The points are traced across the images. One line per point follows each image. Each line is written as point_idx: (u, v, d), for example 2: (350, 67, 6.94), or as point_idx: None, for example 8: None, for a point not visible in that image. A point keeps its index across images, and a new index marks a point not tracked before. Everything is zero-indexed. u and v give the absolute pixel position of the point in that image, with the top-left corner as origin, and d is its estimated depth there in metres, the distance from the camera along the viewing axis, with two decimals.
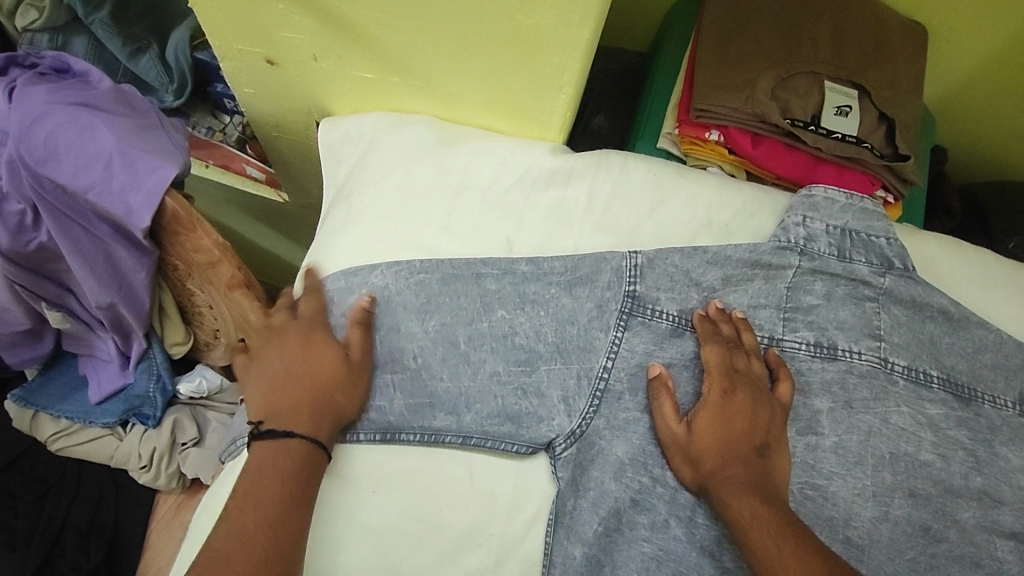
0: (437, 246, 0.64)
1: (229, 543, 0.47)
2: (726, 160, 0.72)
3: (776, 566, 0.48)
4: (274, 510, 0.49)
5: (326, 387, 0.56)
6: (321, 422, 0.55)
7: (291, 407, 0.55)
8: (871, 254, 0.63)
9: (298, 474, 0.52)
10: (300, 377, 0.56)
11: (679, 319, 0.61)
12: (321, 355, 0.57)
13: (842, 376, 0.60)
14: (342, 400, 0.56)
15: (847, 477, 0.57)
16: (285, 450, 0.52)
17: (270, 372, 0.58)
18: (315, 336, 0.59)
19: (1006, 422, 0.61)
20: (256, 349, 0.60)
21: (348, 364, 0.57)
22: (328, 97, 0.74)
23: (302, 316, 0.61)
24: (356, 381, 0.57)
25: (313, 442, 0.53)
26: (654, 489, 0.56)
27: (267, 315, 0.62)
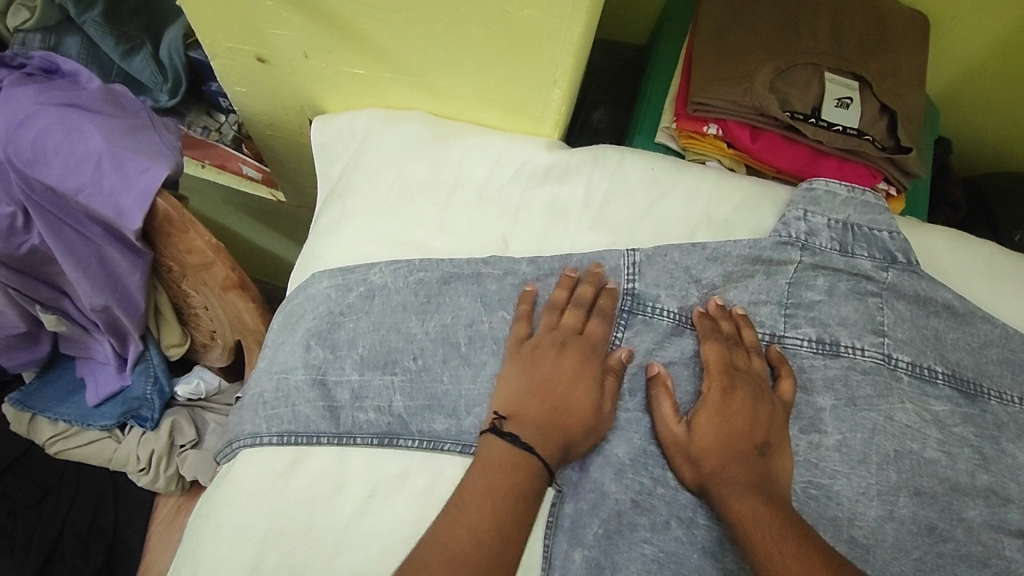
0: (435, 245, 0.63)
1: (461, 537, 0.48)
2: (725, 154, 0.71)
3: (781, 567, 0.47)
4: (506, 521, 0.49)
5: (567, 420, 0.54)
6: (556, 450, 0.53)
7: (536, 426, 0.54)
8: (873, 248, 0.62)
9: (520, 490, 0.51)
10: (554, 401, 0.55)
11: (679, 316, 0.60)
12: (582, 391, 0.55)
13: (846, 372, 0.59)
14: (577, 441, 0.54)
15: (851, 475, 0.56)
16: (519, 465, 0.52)
17: (537, 375, 0.56)
18: (591, 367, 0.56)
19: (1013, 418, 0.60)
20: (524, 340, 0.57)
21: (598, 413, 0.55)
22: (322, 95, 0.73)
23: (587, 337, 0.57)
24: (597, 428, 0.55)
25: (543, 469, 0.52)
26: (656, 491, 0.55)
27: (556, 314, 0.58)
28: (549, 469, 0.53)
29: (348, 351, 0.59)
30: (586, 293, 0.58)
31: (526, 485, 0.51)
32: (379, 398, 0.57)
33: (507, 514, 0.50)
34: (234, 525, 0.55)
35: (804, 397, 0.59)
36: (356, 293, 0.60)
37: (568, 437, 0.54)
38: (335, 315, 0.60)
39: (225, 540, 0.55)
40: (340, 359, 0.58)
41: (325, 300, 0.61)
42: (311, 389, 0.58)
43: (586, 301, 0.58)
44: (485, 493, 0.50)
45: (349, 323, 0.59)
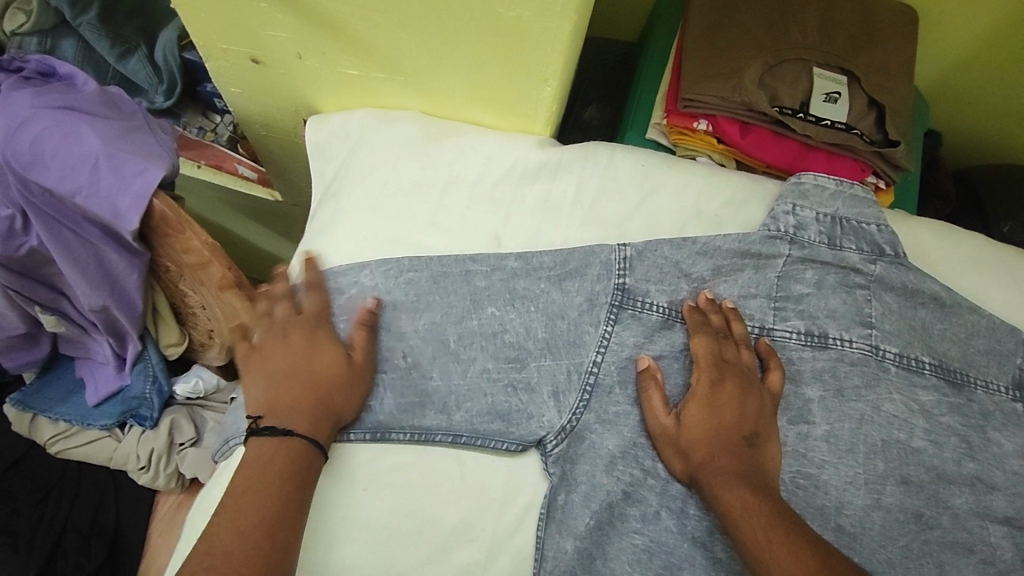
0: (425, 243, 0.64)
1: (227, 535, 0.47)
2: (715, 149, 0.72)
3: (767, 555, 0.48)
4: (277, 504, 0.49)
5: (316, 385, 0.55)
6: (318, 421, 0.54)
7: (288, 405, 0.55)
8: (861, 241, 0.63)
9: (300, 469, 0.52)
10: (301, 374, 0.56)
11: (669, 311, 0.61)
12: (324, 354, 0.57)
13: (833, 364, 0.60)
14: (340, 400, 0.56)
15: (839, 465, 0.57)
16: (285, 446, 0.52)
17: (268, 367, 0.57)
18: (318, 332, 0.58)
19: (998, 407, 0.60)
20: (251, 345, 0.60)
21: (349, 368, 0.57)
22: (316, 95, 0.74)
23: (306, 312, 0.60)
24: (357, 383, 0.57)
25: (311, 444, 0.53)
26: (646, 481, 0.56)
27: (259, 314, 0.61)
28: (316, 443, 0.53)
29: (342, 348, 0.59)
30: (283, 286, 0.62)
31: (285, 467, 0.52)
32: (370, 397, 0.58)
33: (273, 505, 0.49)
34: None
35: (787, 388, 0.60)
36: (349, 293, 0.61)
37: (323, 405, 0.55)
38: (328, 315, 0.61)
39: None
40: None
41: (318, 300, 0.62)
42: None
43: (285, 283, 0.62)
44: (256, 489, 0.50)
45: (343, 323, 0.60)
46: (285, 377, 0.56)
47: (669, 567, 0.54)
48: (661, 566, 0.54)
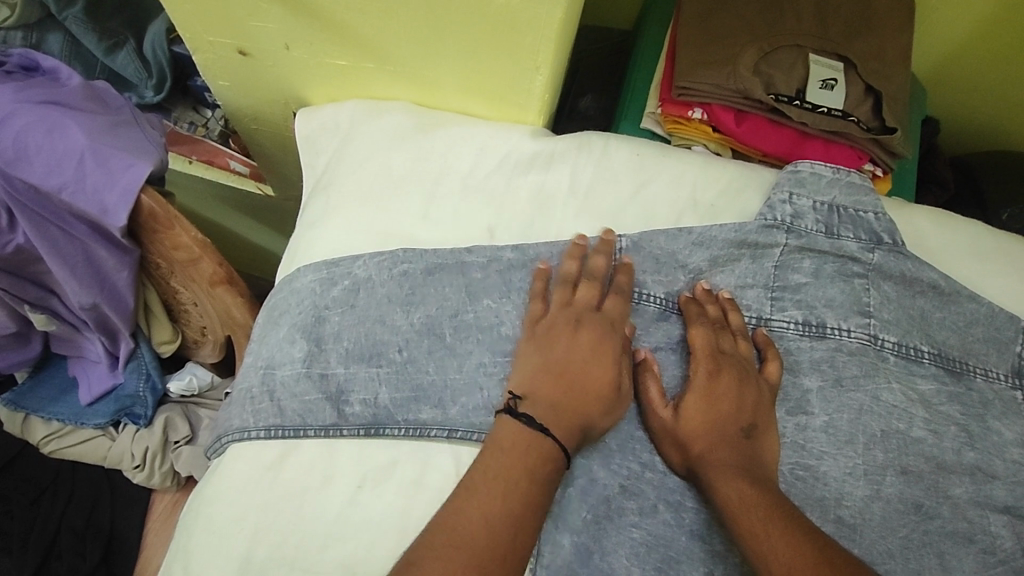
0: (419, 236, 0.63)
1: (473, 524, 0.45)
2: (710, 138, 0.71)
3: (768, 549, 0.47)
4: (519, 505, 0.47)
5: (588, 395, 0.54)
6: (571, 431, 0.52)
7: (554, 404, 0.53)
8: (859, 230, 0.62)
9: (546, 467, 0.50)
10: (571, 376, 0.54)
11: (666, 302, 0.61)
12: (599, 369, 0.55)
13: (832, 354, 0.59)
14: (596, 418, 0.54)
15: (838, 456, 0.56)
16: (538, 444, 0.50)
17: (548, 355, 0.55)
18: (609, 343, 0.56)
19: (999, 395, 0.60)
20: (538, 318, 0.57)
21: (618, 392, 0.55)
22: (307, 88, 0.73)
23: (603, 314, 0.57)
24: (616, 404, 0.55)
25: (559, 450, 0.51)
26: (644, 475, 0.56)
27: (570, 292, 0.58)
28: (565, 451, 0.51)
29: (333, 344, 0.58)
30: (598, 266, 0.59)
31: (531, 465, 0.49)
32: (365, 390, 0.56)
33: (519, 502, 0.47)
34: (224, 516, 0.54)
35: (789, 378, 0.59)
36: (341, 286, 0.60)
37: (582, 417, 0.53)
38: (320, 309, 0.60)
39: (215, 533, 0.54)
40: (325, 352, 0.58)
41: (310, 294, 0.61)
42: (296, 384, 0.57)
43: (598, 271, 0.59)
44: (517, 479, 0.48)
45: (334, 317, 0.59)
46: (557, 371, 0.54)
47: (668, 562, 0.54)
48: (660, 561, 0.54)
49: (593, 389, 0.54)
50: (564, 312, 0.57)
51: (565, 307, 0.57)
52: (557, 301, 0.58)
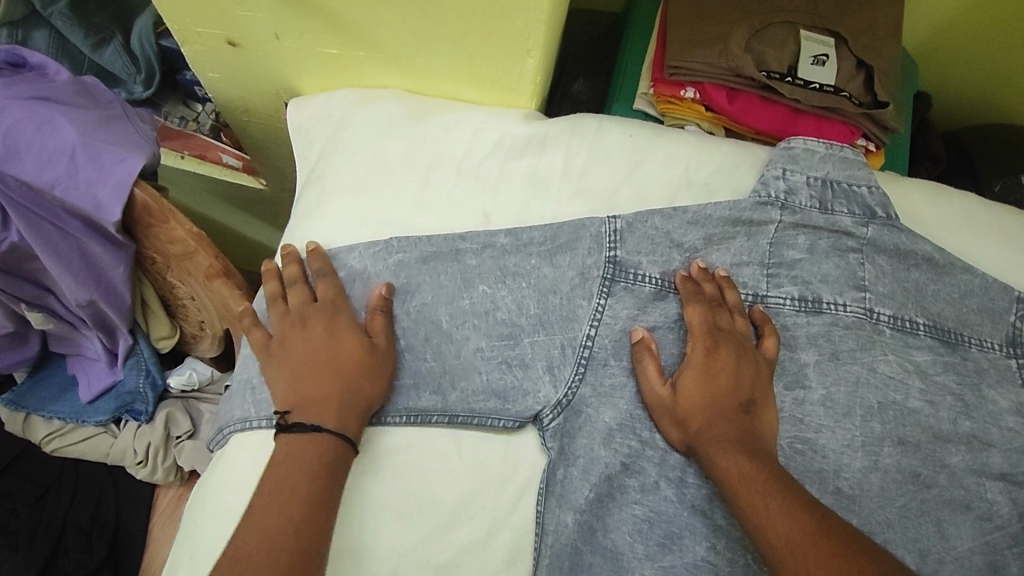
0: (413, 222, 0.63)
1: (253, 543, 0.46)
2: (703, 117, 0.71)
3: (767, 519, 0.48)
4: (302, 506, 0.48)
5: (344, 374, 0.54)
6: (341, 410, 0.53)
7: (316, 399, 0.53)
8: (853, 204, 0.63)
9: (328, 461, 0.51)
10: (325, 365, 0.55)
11: (662, 281, 0.61)
12: (342, 343, 0.55)
13: (828, 328, 0.60)
14: (363, 386, 0.54)
15: (836, 428, 0.57)
16: (313, 442, 0.51)
17: (287, 357, 0.56)
18: (339, 320, 0.57)
19: (992, 364, 0.60)
20: (264, 341, 0.58)
21: (372, 351, 0.56)
22: (297, 78, 0.73)
23: (323, 300, 0.58)
24: (379, 370, 0.56)
25: (336, 437, 0.52)
26: (644, 452, 0.56)
27: (281, 300, 0.59)
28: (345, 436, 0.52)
29: None
30: (297, 269, 0.60)
31: (316, 467, 0.50)
32: None
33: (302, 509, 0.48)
34: (227, 507, 0.54)
35: (785, 355, 0.59)
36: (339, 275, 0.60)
37: (347, 397, 0.54)
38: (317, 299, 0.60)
39: (219, 522, 0.55)
40: None
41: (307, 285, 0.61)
42: None
43: (297, 275, 0.60)
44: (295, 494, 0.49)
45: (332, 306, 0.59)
46: (303, 369, 0.55)
47: (670, 537, 0.54)
48: (662, 536, 0.54)
49: (340, 363, 0.55)
50: (290, 321, 0.58)
51: (294, 316, 0.58)
52: (278, 321, 0.58)
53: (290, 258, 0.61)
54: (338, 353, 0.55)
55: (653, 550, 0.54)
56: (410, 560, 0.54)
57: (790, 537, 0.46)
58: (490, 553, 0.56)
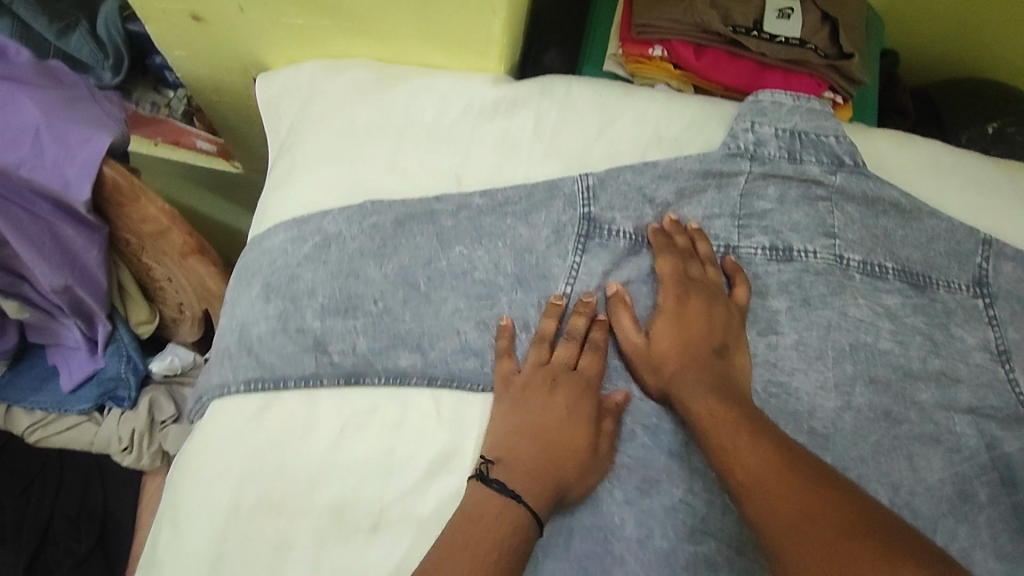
0: (385, 187, 0.63)
1: None
2: (672, 75, 0.71)
3: (736, 458, 0.49)
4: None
5: (566, 464, 0.52)
6: (549, 492, 0.51)
7: (526, 472, 0.51)
8: (821, 153, 0.63)
9: (516, 542, 0.48)
10: (548, 444, 0.53)
11: (635, 236, 0.62)
12: (571, 432, 0.54)
13: (799, 275, 0.60)
14: (572, 483, 0.53)
15: (809, 371, 0.58)
16: (509, 513, 0.49)
17: (526, 417, 0.54)
18: (586, 399, 0.55)
19: (960, 305, 0.61)
20: (512, 376, 0.55)
21: (595, 451, 0.54)
22: (265, 52, 0.72)
23: (580, 373, 0.56)
24: (593, 470, 0.54)
25: (530, 515, 0.49)
26: (619, 402, 0.56)
27: (548, 344, 0.57)
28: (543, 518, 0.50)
29: (308, 301, 0.58)
30: (579, 327, 0.57)
31: (498, 536, 0.48)
32: (343, 341, 0.56)
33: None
34: (206, 473, 0.54)
35: (757, 303, 0.60)
36: (312, 243, 0.60)
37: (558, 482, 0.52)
38: (291, 268, 0.59)
39: (199, 487, 0.53)
40: (300, 308, 0.57)
41: (281, 254, 0.60)
42: (273, 339, 0.56)
43: (579, 334, 0.57)
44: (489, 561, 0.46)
45: (307, 274, 0.59)
46: (525, 435, 0.53)
47: (648, 483, 0.55)
48: (641, 483, 0.55)
49: (576, 455, 0.53)
50: (536, 374, 0.55)
51: (544, 369, 0.56)
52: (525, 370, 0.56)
53: (582, 308, 0.58)
54: (566, 437, 0.53)
55: (632, 496, 0.54)
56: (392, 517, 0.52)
57: (756, 475, 0.47)
58: None
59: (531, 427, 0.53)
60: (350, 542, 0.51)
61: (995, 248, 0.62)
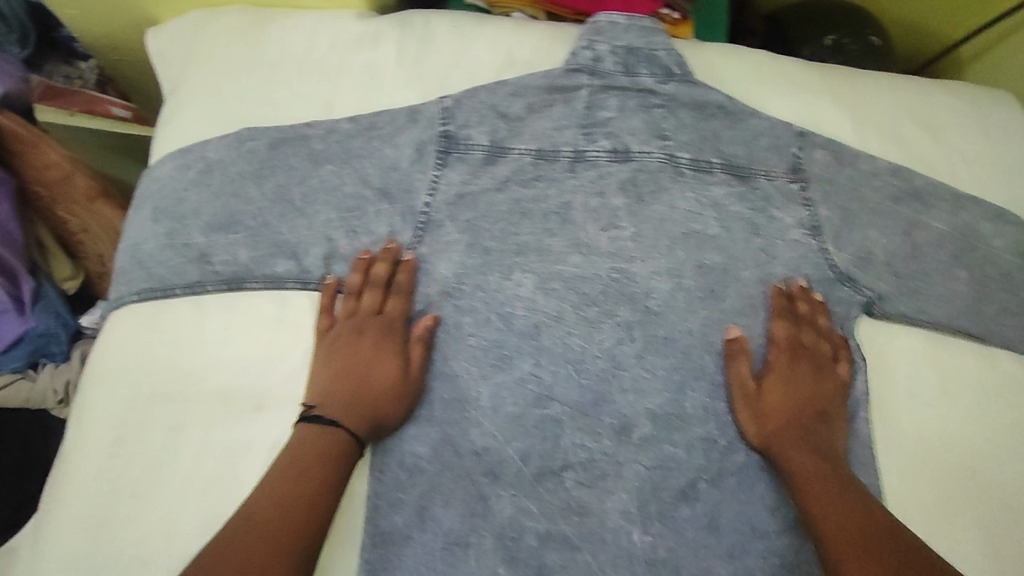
0: (261, 115, 0.69)
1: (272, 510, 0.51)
2: (525, 4, 0.78)
3: (820, 512, 0.55)
4: (316, 486, 0.53)
5: (376, 394, 0.59)
6: (363, 420, 0.57)
7: (343, 403, 0.58)
8: (654, 66, 0.70)
9: (342, 457, 0.55)
10: (360, 380, 0.59)
11: (491, 147, 0.68)
12: (382, 367, 0.60)
13: (634, 174, 0.68)
14: (387, 410, 0.59)
15: (647, 259, 0.66)
16: (332, 434, 0.56)
17: (338, 360, 0.60)
18: (390, 340, 0.61)
19: (778, 191, 0.70)
20: (326, 329, 0.61)
21: (406, 380, 0.60)
22: (150, 7, 0.78)
23: (386, 317, 0.62)
24: (407, 396, 0.60)
25: (351, 437, 0.56)
26: (475, 295, 0.64)
27: (355, 297, 0.62)
28: (360, 442, 0.57)
29: (194, 219, 0.64)
30: (380, 272, 0.62)
31: (325, 454, 0.55)
32: (226, 252, 0.62)
33: (313, 494, 0.53)
34: (106, 367, 0.60)
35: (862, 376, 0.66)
36: (196, 169, 0.66)
37: (370, 411, 0.58)
38: (179, 192, 0.65)
39: (101, 378, 0.60)
40: (187, 226, 0.63)
41: (170, 181, 0.66)
42: (161, 253, 0.63)
43: (380, 280, 0.62)
44: (307, 476, 0.53)
45: (192, 197, 0.65)
46: (337, 379, 0.59)
47: (502, 359, 0.62)
48: (495, 359, 0.62)
49: (387, 387, 0.59)
50: (345, 324, 0.61)
51: (349, 319, 0.62)
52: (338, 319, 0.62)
53: (383, 255, 0.63)
54: (372, 373, 0.60)
55: (489, 370, 0.62)
56: (274, 395, 0.59)
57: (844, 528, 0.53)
58: None
59: (344, 370, 0.59)
60: (236, 421, 0.58)
61: (807, 140, 0.71)
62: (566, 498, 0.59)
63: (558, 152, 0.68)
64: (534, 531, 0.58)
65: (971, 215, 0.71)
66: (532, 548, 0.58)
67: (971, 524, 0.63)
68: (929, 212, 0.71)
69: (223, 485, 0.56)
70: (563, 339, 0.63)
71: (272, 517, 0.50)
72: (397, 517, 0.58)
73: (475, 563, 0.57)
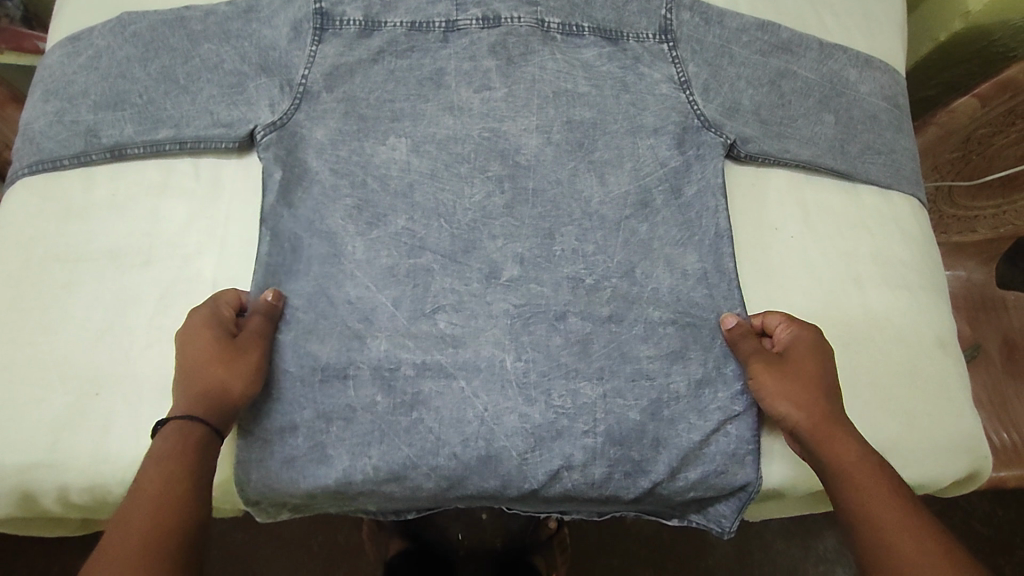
0: (145, 4, 0.72)
1: (134, 502, 0.47)
2: None
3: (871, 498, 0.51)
4: (174, 471, 0.49)
5: (203, 367, 0.55)
6: (203, 401, 0.54)
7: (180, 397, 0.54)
8: None
9: (194, 447, 0.51)
10: (188, 367, 0.56)
11: (365, 22, 0.68)
12: (201, 342, 0.57)
13: (503, 38, 0.70)
14: (221, 375, 0.56)
15: (518, 117, 0.69)
16: (178, 430, 0.52)
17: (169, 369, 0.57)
18: (206, 315, 0.58)
19: (648, 51, 0.71)
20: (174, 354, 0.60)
21: (232, 344, 0.57)
22: None
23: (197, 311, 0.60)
24: (235, 355, 0.57)
25: (196, 423, 0.53)
26: (351, 160, 0.66)
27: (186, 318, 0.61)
28: (215, 430, 0.53)
29: (82, 99, 0.67)
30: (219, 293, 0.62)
31: (177, 449, 0.51)
32: (113, 127, 0.66)
33: (181, 492, 0.48)
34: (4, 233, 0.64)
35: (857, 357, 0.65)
36: (86, 55, 0.69)
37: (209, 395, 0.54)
38: (68, 76, 0.68)
39: None
40: (76, 105, 0.67)
41: (60, 67, 0.69)
42: (51, 129, 0.66)
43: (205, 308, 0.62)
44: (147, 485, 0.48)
45: (81, 79, 0.68)
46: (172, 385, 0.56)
47: (375, 217, 0.65)
48: (370, 216, 0.65)
49: (210, 356, 0.56)
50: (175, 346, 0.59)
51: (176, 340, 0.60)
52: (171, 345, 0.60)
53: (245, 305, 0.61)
54: (191, 355, 0.56)
55: (363, 228, 0.65)
56: (161, 250, 0.64)
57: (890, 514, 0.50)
58: (228, 240, 0.65)
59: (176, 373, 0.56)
60: (126, 274, 0.63)
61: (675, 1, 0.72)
62: (440, 335, 0.63)
63: (431, 23, 0.69)
64: (409, 363, 0.61)
65: (838, 63, 0.74)
66: (408, 378, 0.61)
67: (885, 429, 0.63)
68: (797, 61, 0.73)
69: (113, 332, 0.60)
70: (435, 194, 0.66)
71: (132, 510, 0.47)
72: (280, 359, 0.61)
73: (354, 393, 0.61)
